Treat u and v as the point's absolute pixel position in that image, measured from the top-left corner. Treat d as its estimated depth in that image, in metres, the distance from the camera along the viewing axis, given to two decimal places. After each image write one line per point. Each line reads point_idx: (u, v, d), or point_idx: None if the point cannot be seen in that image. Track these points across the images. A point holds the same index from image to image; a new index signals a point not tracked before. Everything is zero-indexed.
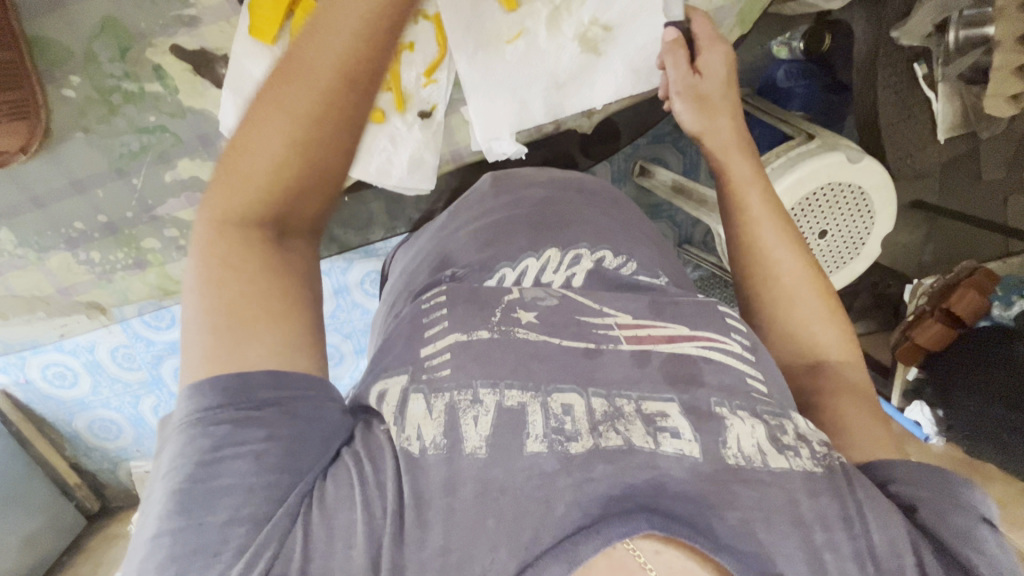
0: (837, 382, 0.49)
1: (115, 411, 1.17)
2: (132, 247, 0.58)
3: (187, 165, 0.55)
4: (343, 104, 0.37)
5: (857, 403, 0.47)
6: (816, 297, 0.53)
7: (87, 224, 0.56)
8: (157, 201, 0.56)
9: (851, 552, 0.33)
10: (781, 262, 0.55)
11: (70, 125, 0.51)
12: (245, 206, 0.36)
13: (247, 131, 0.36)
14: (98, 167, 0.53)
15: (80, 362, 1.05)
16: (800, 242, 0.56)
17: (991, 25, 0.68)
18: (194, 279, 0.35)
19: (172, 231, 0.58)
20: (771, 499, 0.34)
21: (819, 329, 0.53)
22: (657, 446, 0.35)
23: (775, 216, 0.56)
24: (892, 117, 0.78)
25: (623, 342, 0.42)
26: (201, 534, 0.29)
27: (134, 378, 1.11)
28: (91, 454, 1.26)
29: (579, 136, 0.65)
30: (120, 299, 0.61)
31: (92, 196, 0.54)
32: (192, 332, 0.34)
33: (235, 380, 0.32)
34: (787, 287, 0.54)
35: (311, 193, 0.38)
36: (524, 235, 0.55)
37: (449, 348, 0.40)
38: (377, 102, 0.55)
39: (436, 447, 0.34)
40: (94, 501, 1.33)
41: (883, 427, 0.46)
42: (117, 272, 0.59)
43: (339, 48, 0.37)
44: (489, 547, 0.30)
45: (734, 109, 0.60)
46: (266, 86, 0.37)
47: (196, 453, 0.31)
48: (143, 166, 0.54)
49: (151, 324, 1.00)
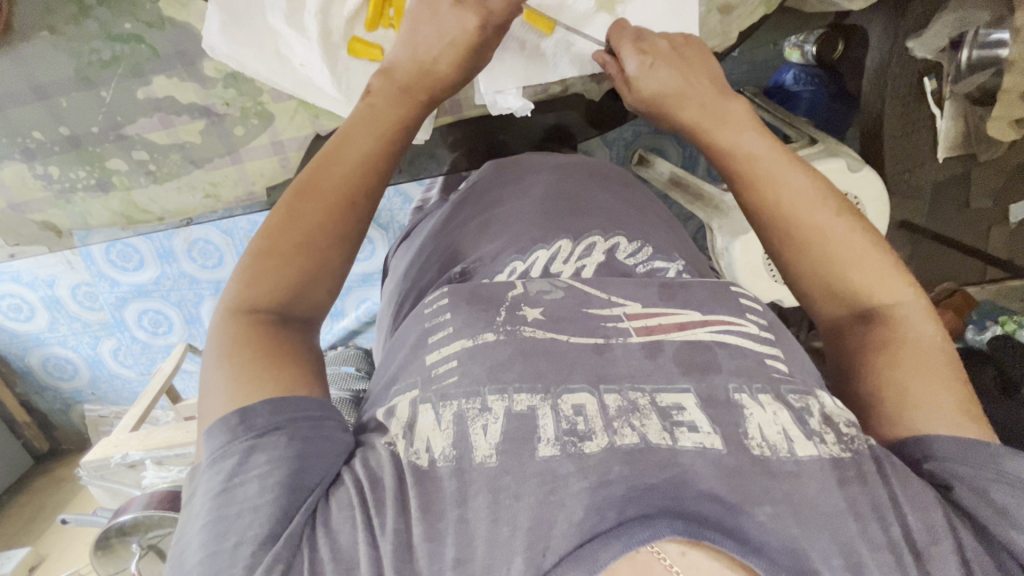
0: (896, 337, 0.43)
1: (71, 350, 1.13)
2: (96, 165, 0.54)
3: (163, 83, 0.51)
4: (348, 211, 0.44)
5: (927, 358, 0.41)
6: (850, 236, 0.46)
7: (46, 135, 0.52)
8: (127, 119, 0.52)
9: (885, 543, 0.31)
10: (805, 213, 0.47)
11: (34, 21, 0.48)
12: (261, 292, 0.40)
13: (263, 242, 0.41)
14: (63, 74, 0.50)
15: (38, 297, 1.04)
16: (819, 184, 0.48)
17: (1006, 47, 0.65)
18: (213, 353, 0.38)
19: (142, 154, 0.54)
20: (802, 492, 0.32)
21: (866, 270, 0.45)
22: (674, 442, 0.34)
23: (778, 159, 0.49)
24: (897, 129, 0.77)
25: (634, 335, 0.41)
26: (217, 560, 0.31)
27: (94, 319, 1.07)
28: (43, 393, 1.22)
29: (585, 104, 0.62)
30: (79, 222, 0.56)
31: (55, 104, 0.51)
32: (212, 392, 0.37)
33: (236, 416, 0.35)
34: (816, 242, 0.47)
35: (325, 276, 0.43)
36: (536, 225, 0.53)
37: (456, 355, 0.40)
38: (377, 40, 0.52)
39: (446, 459, 0.34)
40: (43, 441, 1.29)
41: (952, 380, 0.40)
42: (77, 192, 0.55)
43: (347, 169, 0.45)
44: (505, 554, 0.29)
45: (705, 75, 0.52)
46: (283, 203, 0.43)
47: (213, 487, 0.33)
48: (113, 78, 0.50)
49: (117, 264, 0.97)
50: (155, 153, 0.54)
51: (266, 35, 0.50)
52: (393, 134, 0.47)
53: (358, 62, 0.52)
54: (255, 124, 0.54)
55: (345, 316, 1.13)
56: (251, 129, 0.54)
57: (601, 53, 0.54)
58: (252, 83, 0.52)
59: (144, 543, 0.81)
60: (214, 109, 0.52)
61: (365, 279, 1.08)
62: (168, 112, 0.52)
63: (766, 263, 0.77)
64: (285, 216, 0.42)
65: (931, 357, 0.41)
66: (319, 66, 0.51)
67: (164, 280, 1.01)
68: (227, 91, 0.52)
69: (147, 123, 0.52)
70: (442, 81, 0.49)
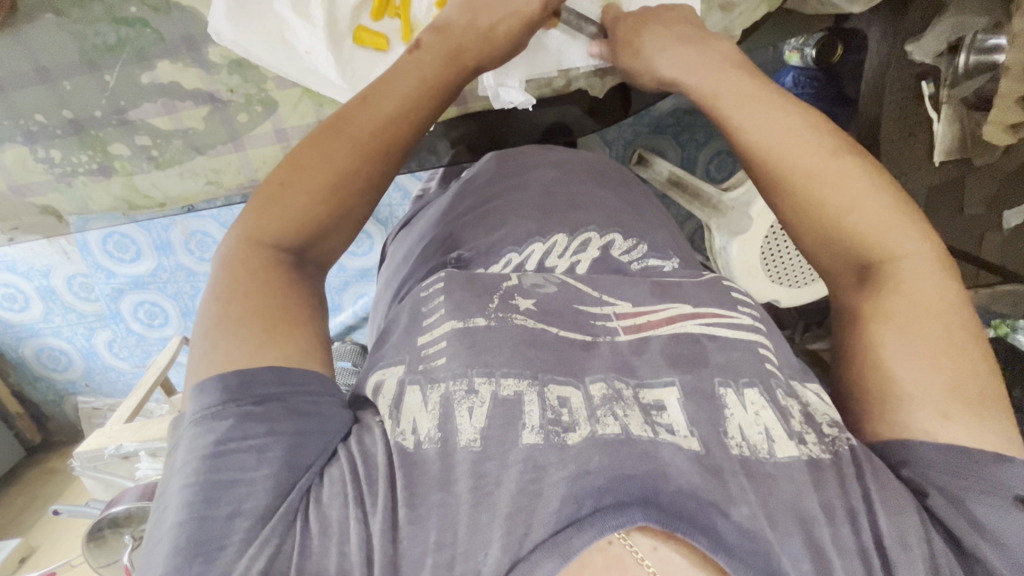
0: (896, 296, 0.41)
1: (66, 341, 1.13)
2: (98, 150, 0.54)
3: (168, 69, 0.52)
4: (379, 160, 0.44)
5: (921, 318, 0.39)
6: (854, 184, 0.44)
7: (49, 119, 0.53)
8: (130, 103, 0.53)
9: (853, 547, 0.32)
10: (805, 155, 0.45)
11: (39, 4, 0.49)
12: (281, 233, 0.40)
13: (292, 174, 0.41)
14: (67, 58, 0.51)
15: (33, 287, 1.04)
16: (822, 124, 0.46)
17: (1002, 53, 0.64)
18: (217, 287, 0.38)
19: (145, 140, 0.54)
20: (778, 494, 0.33)
21: (866, 220, 0.43)
22: (655, 435, 0.34)
23: (770, 102, 0.47)
24: (892, 132, 0.80)
25: (621, 334, 0.42)
26: (205, 528, 0.30)
27: (89, 310, 1.07)
28: (37, 384, 1.21)
29: (588, 99, 0.63)
30: (80, 207, 0.56)
31: (58, 87, 0.52)
32: (208, 331, 0.36)
33: (235, 379, 0.34)
34: (813, 186, 0.44)
35: (342, 223, 0.43)
36: (532, 218, 0.54)
37: (446, 336, 0.40)
38: (384, 30, 0.53)
39: (431, 440, 0.34)
40: (35, 432, 1.29)
41: (951, 356, 0.38)
42: (79, 176, 0.54)
43: (382, 116, 0.44)
44: (483, 539, 0.30)
45: (701, 33, 0.51)
46: (313, 139, 0.43)
47: (202, 447, 0.32)
48: (117, 63, 0.51)
49: (114, 254, 0.97)
50: (158, 138, 0.54)
51: (273, 22, 0.51)
52: (432, 92, 0.47)
53: (362, 50, 0.53)
54: (259, 111, 0.53)
55: (342, 311, 1.13)
56: (255, 116, 0.54)
57: (596, 42, 0.56)
58: (257, 70, 0.52)
59: (137, 535, 0.81)
60: (218, 95, 0.53)
61: (363, 275, 1.08)
62: (172, 97, 0.53)
63: (762, 261, 0.78)
64: (315, 153, 0.42)
65: (935, 323, 0.39)
66: (325, 55, 0.52)
67: (161, 272, 1.01)
68: (231, 78, 0.52)
69: (151, 108, 0.53)
70: (496, 46, 0.50)
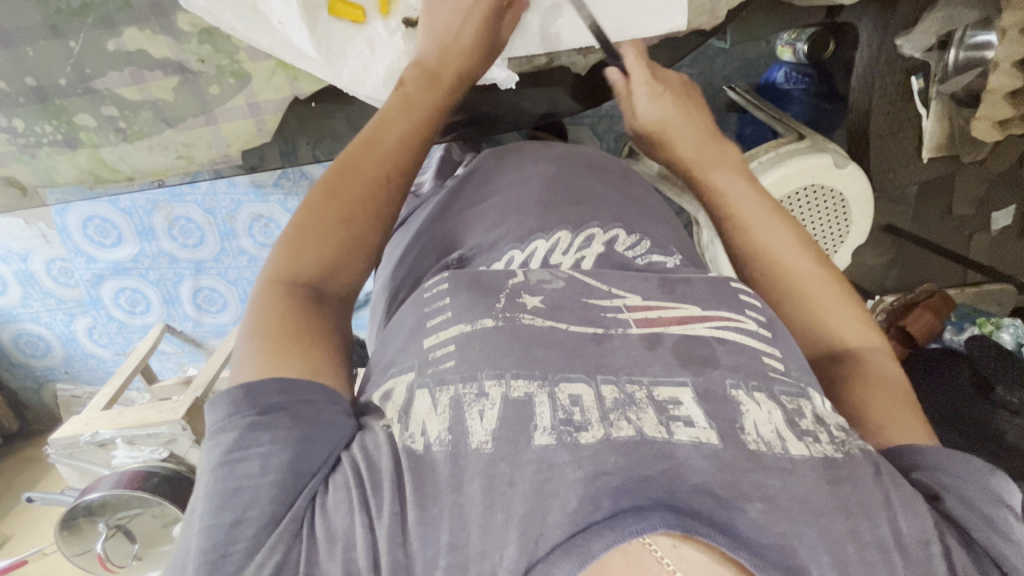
0: (865, 369, 0.46)
1: (44, 327, 1.10)
2: (63, 120, 0.52)
3: (135, 36, 0.49)
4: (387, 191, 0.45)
5: (885, 391, 0.45)
6: (825, 283, 0.51)
7: (11, 86, 0.50)
8: (95, 72, 0.50)
9: (873, 542, 0.31)
10: (791, 258, 0.52)
11: None
12: (303, 269, 0.40)
13: (307, 214, 0.42)
14: (28, 21, 0.48)
15: (11, 271, 1.01)
16: (800, 233, 0.54)
17: (990, 50, 0.66)
18: (248, 325, 0.38)
19: (111, 109, 0.52)
20: (795, 489, 0.32)
21: (837, 314, 0.50)
22: (671, 436, 0.34)
23: (766, 213, 0.55)
24: (882, 129, 0.74)
25: (634, 326, 0.41)
26: (215, 535, 0.30)
27: (70, 296, 1.04)
28: (15, 370, 1.18)
29: (570, 77, 0.60)
30: (44, 179, 0.55)
31: (19, 53, 0.49)
32: (240, 372, 0.36)
33: (241, 391, 0.34)
34: (794, 280, 0.51)
35: (358, 256, 0.43)
36: (534, 215, 0.53)
37: (453, 340, 0.39)
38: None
39: (441, 443, 0.33)
40: (13, 421, 1.25)
41: (913, 416, 0.44)
42: (42, 147, 0.53)
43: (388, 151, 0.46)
44: (498, 540, 0.29)
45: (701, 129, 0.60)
46: (328, 178, 0.44)
47: (214, 461, 0.33)
48: (82, 29, 0.49)
49: (94, 239, 0.94)
50: (126, 109, 0.53)
51: None
52: (426, 122, 0.49)
53: (337, 22, 0.51)
54: (231, 83, 0.52)
55: None
56: (227, 88, 0.52)
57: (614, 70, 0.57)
58: (228, 40, 0.50)
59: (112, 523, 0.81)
60: (187, 65, 0.51)
61: None
62: (139, 66, 0.51)
63: None
64: (329, 189, 0.43)
65: (893, 390, 0.45)
66: (297, 26, 0.50)
67: (143, 258, 0.98)
68: (202, 47, 0.50)
69: (117, 78, 0.51)
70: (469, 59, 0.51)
